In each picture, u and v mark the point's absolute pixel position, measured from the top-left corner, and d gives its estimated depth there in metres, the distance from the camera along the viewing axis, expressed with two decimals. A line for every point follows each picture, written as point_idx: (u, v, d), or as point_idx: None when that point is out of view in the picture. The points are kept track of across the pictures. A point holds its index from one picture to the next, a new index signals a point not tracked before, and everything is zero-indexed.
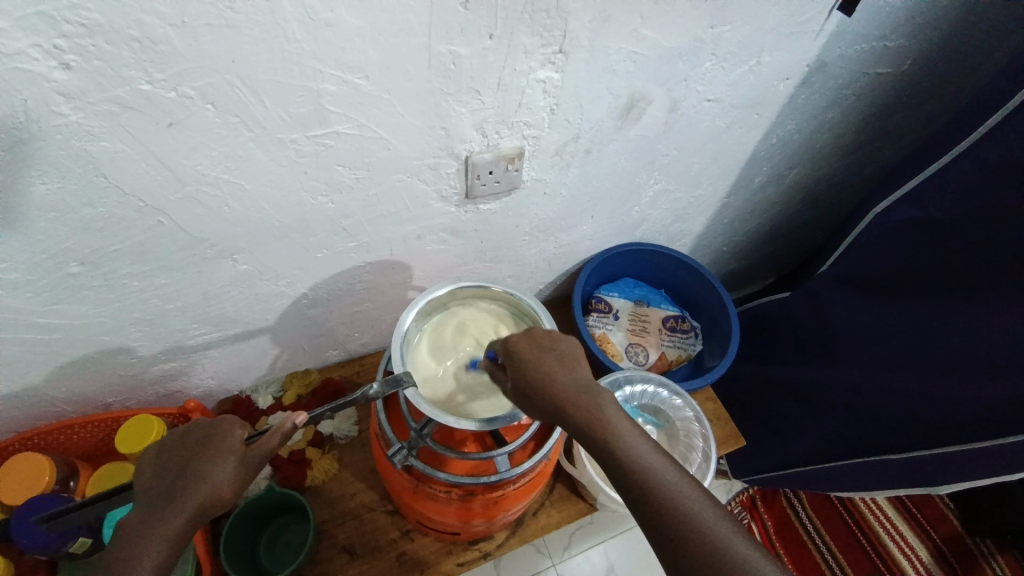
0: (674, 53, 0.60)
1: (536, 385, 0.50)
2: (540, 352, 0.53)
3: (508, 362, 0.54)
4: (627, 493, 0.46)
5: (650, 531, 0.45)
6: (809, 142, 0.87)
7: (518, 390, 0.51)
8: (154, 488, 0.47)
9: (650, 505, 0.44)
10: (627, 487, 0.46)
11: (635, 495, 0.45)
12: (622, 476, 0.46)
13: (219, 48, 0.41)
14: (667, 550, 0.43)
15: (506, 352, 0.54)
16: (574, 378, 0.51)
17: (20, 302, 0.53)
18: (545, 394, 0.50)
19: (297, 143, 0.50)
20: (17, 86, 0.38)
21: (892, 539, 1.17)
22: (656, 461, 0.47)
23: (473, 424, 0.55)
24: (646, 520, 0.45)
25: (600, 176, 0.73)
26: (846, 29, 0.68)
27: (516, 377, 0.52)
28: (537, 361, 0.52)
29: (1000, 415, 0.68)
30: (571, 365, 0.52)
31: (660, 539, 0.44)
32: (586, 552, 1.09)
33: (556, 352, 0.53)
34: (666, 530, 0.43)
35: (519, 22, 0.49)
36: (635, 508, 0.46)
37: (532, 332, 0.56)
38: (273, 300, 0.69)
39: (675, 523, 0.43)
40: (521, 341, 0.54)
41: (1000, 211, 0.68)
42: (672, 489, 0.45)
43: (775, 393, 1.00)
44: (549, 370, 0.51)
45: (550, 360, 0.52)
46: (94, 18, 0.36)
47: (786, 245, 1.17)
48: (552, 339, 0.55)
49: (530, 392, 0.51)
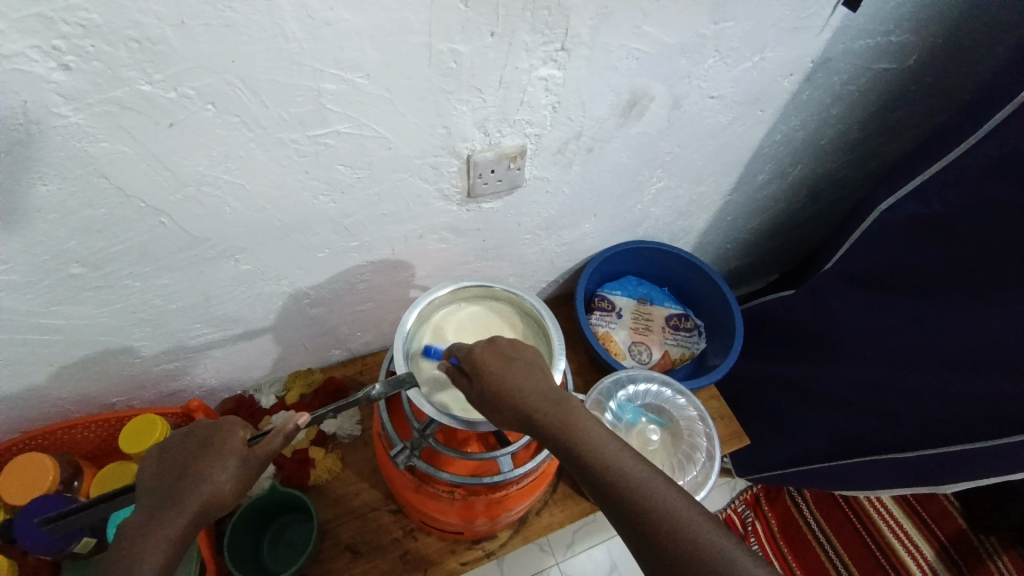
0: (676, 49, 0.60)
1: (503, 396, 0.49)
2: (504, 361, 0.52)
3: (470, 373, 0.52)
4: (607, 502, 0.46)
5: (632, 537, 0.45)
6: (813, 137, 0.86)
7: (484, 403, 0.50)
8: (156, 490, 0.47)
9: (631, 511, 0.44)
10: (605, 492, 0.46)
11: (611, 500, 0.45)
12: (601, 485, 0.46)
13: (218, 48, 0.41)
14: (651, 554, 0.43)
15: (468, 363, 0.52)
16: (542, 385, 0.50)
17: (23, 303, 0.53)
18: (514, 405, 0.49)
19: (297, 142, 0.50)
20: (15, 87, 0.37)
21: (896, 538, 1.16)
22: (633, 465, 0.46)
23: (455, 422, 0.54)
24: (628, 527, 0.45)
25: (603, 174, 0.73)
26: (850, 24, 0.67)
27: (482, 389, 0.50)
28: (500, 370, 0.51)
29: (1005, 413, 0.67)
30: (535, 372, 0.51)
31: (643, 545, 0.44)
32: (588, 550, 1.09)
33: (521, 361, 0.52)
34: (649, 535, 0.43)
35: (520, 20, 0.49)
36: (616, 516, 0.45)
37: (494, 341, 0.54)
38: (275, 300, 0.69)
39: (656, 526, 0.43)
40: (484, 351, 0.53)
41: (1006, 206, 0.67)
42: (653, 494, 0.44)
43: (779, 391, 1.00)
44: (514, 381, 0.50)
45: (514, 369, 0.51)
46: (93, 18, 0.36)
47: (789, 242, 1.16)
48: (515, 349, 0.53)
49: (497, 403, 0.49)
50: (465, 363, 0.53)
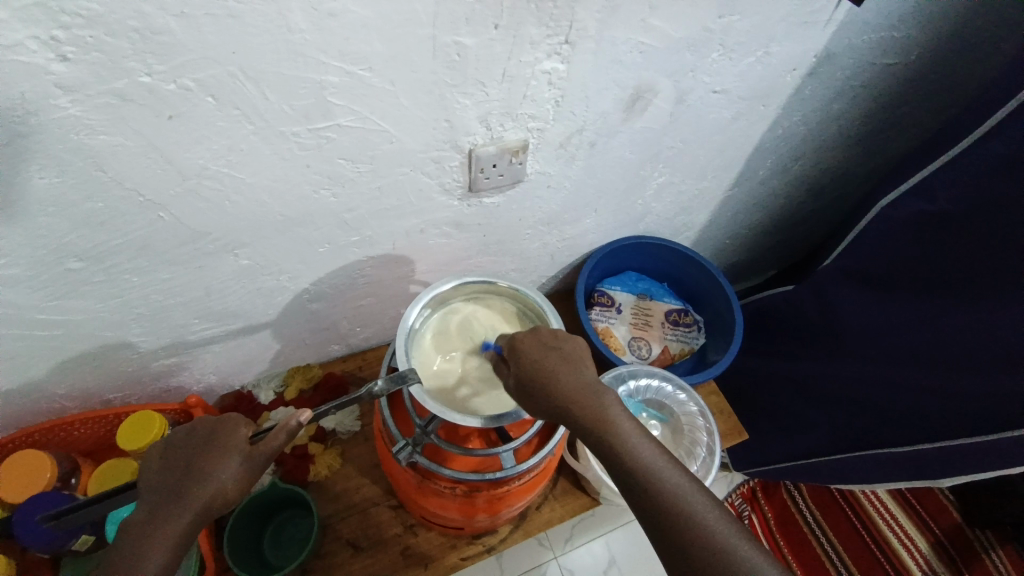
0: (682, 43, 0.59)
1: (541, 385, 0.49)
2: (544, 351, 0.52)
3: (511, 360, 0.52)
4: (636, 498, 0.46)
5: (656, 535, 0.45)
6: (815, 133, 0.86)
7: (520, 390, 0.50)
8: (159, 486, 0.46)
9: (659, 509, 0.44)
10: (632, 485, 0.46)
11: (637, 494, 0.45)
12: (630, 480, 0.46)
13: (222, 39, 0.40)
14: (673, 555, 0.43)
15: (509, 350, 0.53)
16: (579, 376, 0.50)
17: (21, 298, 0.53)
18: (550, 394, 0.49)
19: (299, 136, 0.49)
20: (13, 77, 0.37)
21: (892, 531, 1.17)
22: (665, 466, 0.46)
23: (485, 421, 0.55)
24: (652, 523, 0.45)
25: (606, 169, 0.73)
26: (855, 18, 0.67)
27: (519, 377, 0.50)
28: (541, 360, 0.51)
29: (1002, 409, 0.68)
30: (576, 363, 0.51)
31: (667, 544, 0.44)
32: (587, 544, 1.09)
33: (563, 352, 0.52)
34: (673, 532, 0.43)
35: (527, 12, 0.48)
36: (641, 512, 0.45)
37: (537, 330, 0.54)
38: (275, 295, 0.68)
39: (684, 528, 0.43)
40: (525, 339, 0.53)
41: (1008, 203, 0.67)
42: (684, 498, 0.44)
43: (778, 387, 1.00)
44: (555, 370, 0.50)
45: (554, 359, 0.51)
46: (94, 8, 0.35)
47: (789, 237, 1.16)
48: (557, 338, 0.53)
49: (532, 390, 0.50)
50: (506, 351, 0.54)
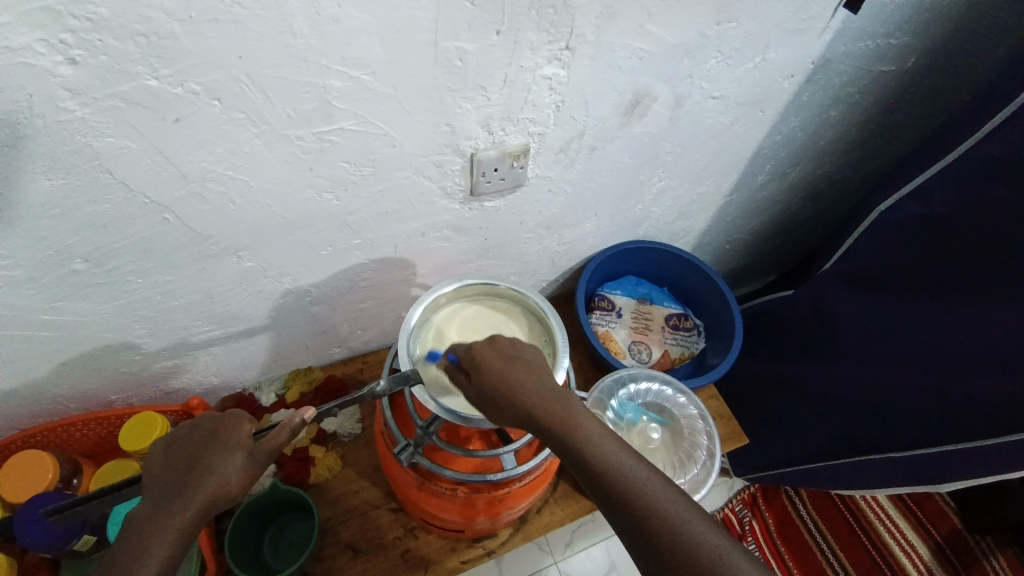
0: (679, 50, 0.60)
1: (503, 394, 0.49)
2: (505, 361, 0.51)
3: (473, 370, 0.51)
4: (605, 500, 0.46)
5: (627, 534, 0.45)
6: (813, 138, 0.86)
7: (482, 400, 0.49)
8: (163, 481, 0.46)
9: (629, 509, 0.45)
10: (600, 490, 0.46)
11: (606, 496, 0.46)
12: (597, 482, 0.46)
13: (224, 45, 0.41)
14: (645, 552, 0.44)
15: (468, 358, 0.52)
16: (542, 384, 0.50)
17: (25, 300, 0.53)
18: (515, 404, 0.48)
19: (303, 139, 0.50)
20: (22, 80, 0.37)
21: (893, 538, 1.17)
22: (633, 465, 0.47)
23: (454, 417, 0.54)
24: (624, 524, 0.45)
25: (605, 173, 0.73)
26: (850, 26, 0.68)
27: (482, 386, 0.49)
28: (504, 368, 0.50)
29: (1001, 412, 0.68)
30: (537, 372, 0.51)
31: (640, 542, 0.44)
32: (587, 550, 1.09)
33: (523, 360, 0.52)
34: (644, 530, 0.44)
35: (526, 19, 0.49)
36: (613, 514, 0.46)
37: (494, 341, 0.54)
38: (276, 298, 0.68)
39: (654, 525, 0.44)
40: (484, 348, 0.52)
41: (1005, 207, 0.68)
42: (651, 494, 0.45)
43: (777, 391, 1.00)
44: (516, 378, 0.50)
45: (517, 367, 0.51)
46: (100, 12, 0.36)
47: (788, 242, 1.17)
48: (515, 347, 0.53)
49: (498, 401, 0.49)
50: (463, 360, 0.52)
